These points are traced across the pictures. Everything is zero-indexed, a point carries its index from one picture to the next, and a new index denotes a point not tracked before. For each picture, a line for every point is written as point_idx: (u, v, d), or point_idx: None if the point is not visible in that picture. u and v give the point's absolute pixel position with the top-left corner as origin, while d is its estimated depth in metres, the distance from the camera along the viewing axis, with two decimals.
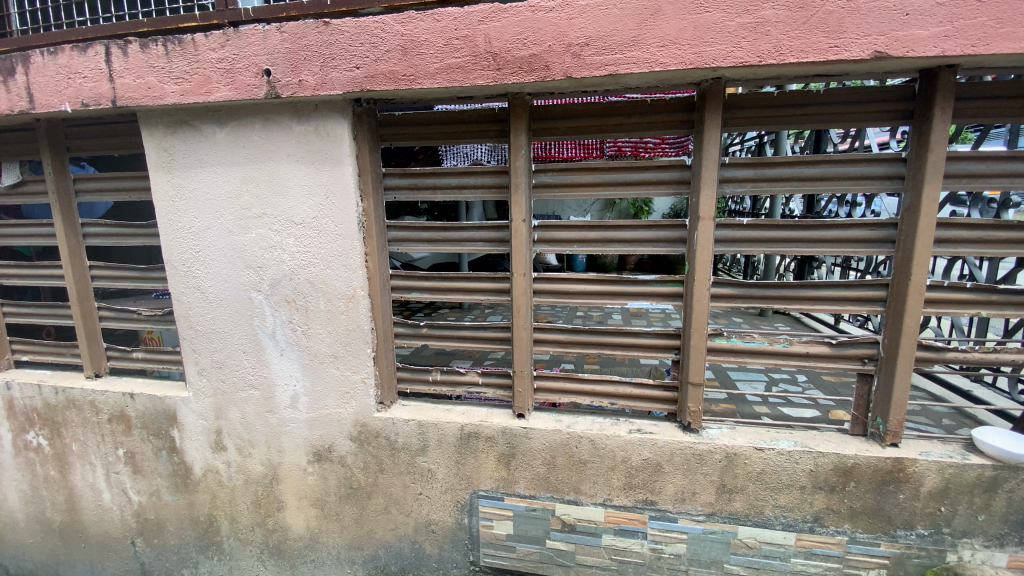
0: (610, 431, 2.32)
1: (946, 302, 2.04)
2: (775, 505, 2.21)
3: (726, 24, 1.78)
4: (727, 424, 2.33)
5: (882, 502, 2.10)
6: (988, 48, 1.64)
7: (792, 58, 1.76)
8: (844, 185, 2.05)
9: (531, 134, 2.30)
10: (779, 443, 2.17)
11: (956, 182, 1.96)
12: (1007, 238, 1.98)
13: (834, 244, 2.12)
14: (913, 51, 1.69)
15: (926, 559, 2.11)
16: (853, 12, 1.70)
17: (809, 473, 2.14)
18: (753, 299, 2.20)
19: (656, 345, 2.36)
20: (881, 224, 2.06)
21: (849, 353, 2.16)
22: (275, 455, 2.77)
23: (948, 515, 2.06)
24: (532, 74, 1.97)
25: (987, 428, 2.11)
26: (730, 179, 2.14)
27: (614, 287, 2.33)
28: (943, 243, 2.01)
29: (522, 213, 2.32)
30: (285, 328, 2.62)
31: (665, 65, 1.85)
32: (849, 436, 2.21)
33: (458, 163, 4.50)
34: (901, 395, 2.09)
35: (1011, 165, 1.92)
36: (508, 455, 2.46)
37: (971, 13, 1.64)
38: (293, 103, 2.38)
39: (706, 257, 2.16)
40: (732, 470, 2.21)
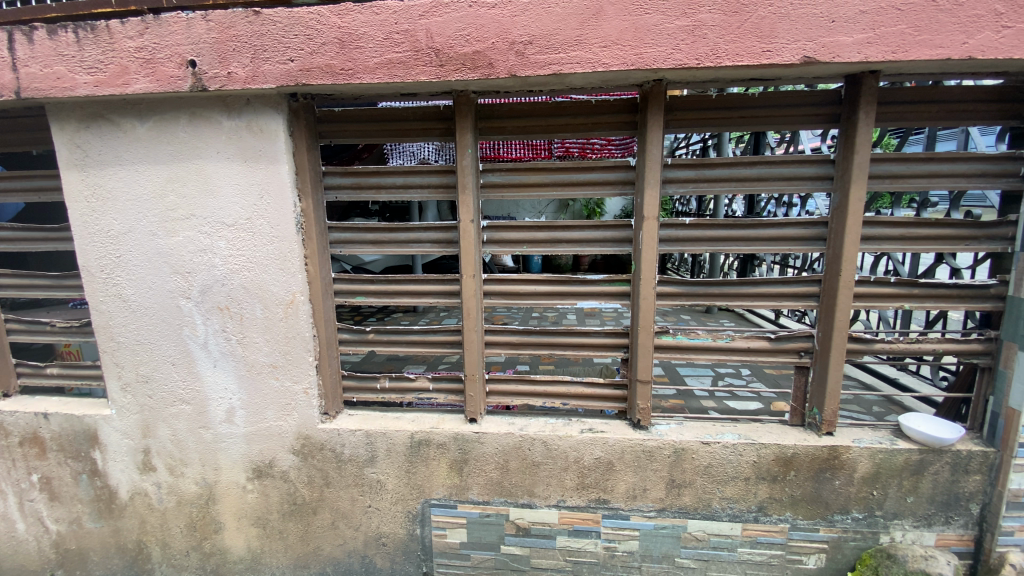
0: (562, 432, 2.31)
1: (874, 296, 2.16)
2: (721, 497, 2.25)
3: (665, 26, 1.80)
4: (675, 420, 2.37)
5: (820, 489, 2.19)
6: (906, 55, 1.73)
7: (728, 62, 1.80)
8: (779, 185, 2.13)
9: (478, 134, 2.25)
10: (724, 436, 2.22)
11: (880, 182, 2.07)
12: (926, 235, 2.10)
13: (773, 242, 2.19)
14: (839, 57, 1.75)
15: (861, 542, 2.21)
16: (784, 18, 1.75)
17: (753, 464, 2.21)
18: (698, 296, 2.26)
19: (606, 344, 2.37)
20: (813, 223, 2.15)
21: (787, 347, 2.25)
22: (211, 473, 2.59)
23: (880, 498, 2.17)
24: (474, 72, 1.93)
25: (914, 414, 2.24)
26: (674, 180, 2.18)
27: (564, 287, 2.34)
28: (869, 240, 2.13)
29: (470, 214, 2.27)
30: (218, 338, 2.45)
31: (608, 66, 1.85)
32: (789, 427, 2.29)
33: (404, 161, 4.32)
34: (835, 387, 2.19)
35: (928, 166, 2.05)
36: (461, 462, 2.40)
37: (890, 21, 1.72)
38: (222, 97, 2.24)
39: (652, 256, 2.19)
40: (681, 465, 2.24)
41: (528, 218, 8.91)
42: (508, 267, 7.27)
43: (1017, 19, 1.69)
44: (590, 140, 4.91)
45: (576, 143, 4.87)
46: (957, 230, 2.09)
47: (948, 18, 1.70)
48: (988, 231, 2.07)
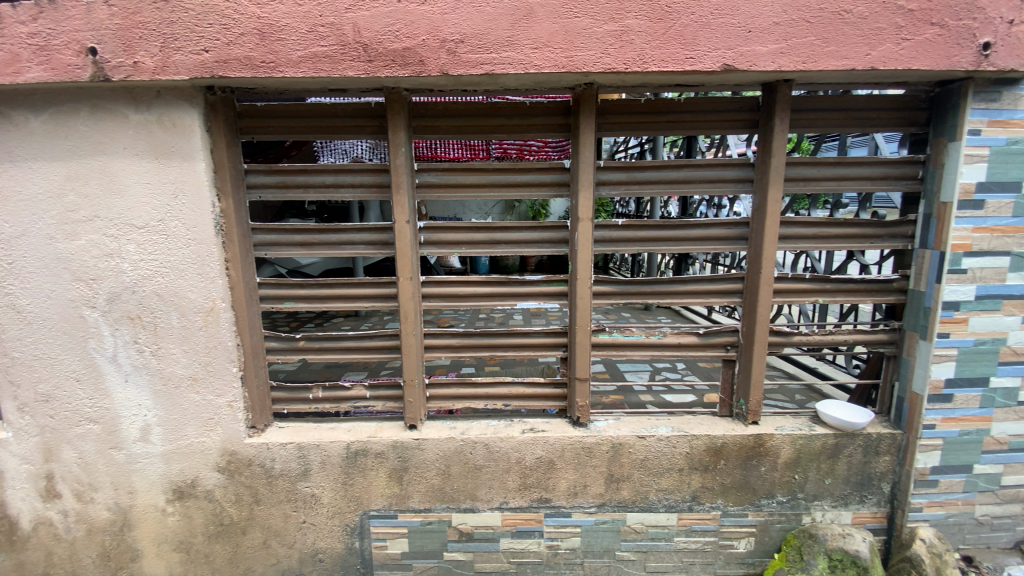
0: (503, 434, 2.30)
1: (791, 291, 2.30)
2: (658, 489, 2.32)
3: (594, 30, 1.83)
4: (613, 415, 2.42)
5: (747, 475, 2.30)
6: (815, 65, 1.85)
7: (654, 67, 1.85)
8: (705, 187, 2.22)
9: (411, 132, 2.19)
10: (658, 430, 2.30)
11: (795, 185, 2.21)
12: (835, 234, 2.26)
13: (701, 242, 2.29)
14: (755, 66, 1.84)
15: (785, 524, 2.35)
16: (705, 26, 1.82)
17: (685, 455, 2.29)
18: (631, 295, 2.32)
19: (545, 344, 2.39)
20: (736, 223, 2.27)
21: (715, 341, 2.36)
22: (125, 497, 2.37)
23: (801, 481, 2.31)
24: (405, 69, 1.88)
25: (830, 401, 2.41)
26: (607, 182, 2.23)
27: (502, 288, 2.34)
28: (786, 239, 2.26)
29: (405, 214, 2.21)
30: (129, 350, 2.25)
31: (539, 68, 1.85)
32: (718, 418, 2.40)
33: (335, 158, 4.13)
34: (759, 378, 2.31)
35: (836, 170, 2.20)
36: (400, 470, 2.33)
37: (801, 33, 1.83)
38: (128, 88, 2.06)
39: (588, 256, 2.23)
40: (619, 460, 2.29)
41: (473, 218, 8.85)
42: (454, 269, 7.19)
43: (914, 32, 1.83)
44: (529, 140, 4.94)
45: (515, 145, 4.88)
46: (863, 229, 2.25)
47: (851, 32, 1.83)
48: (890, 230, 2.26)
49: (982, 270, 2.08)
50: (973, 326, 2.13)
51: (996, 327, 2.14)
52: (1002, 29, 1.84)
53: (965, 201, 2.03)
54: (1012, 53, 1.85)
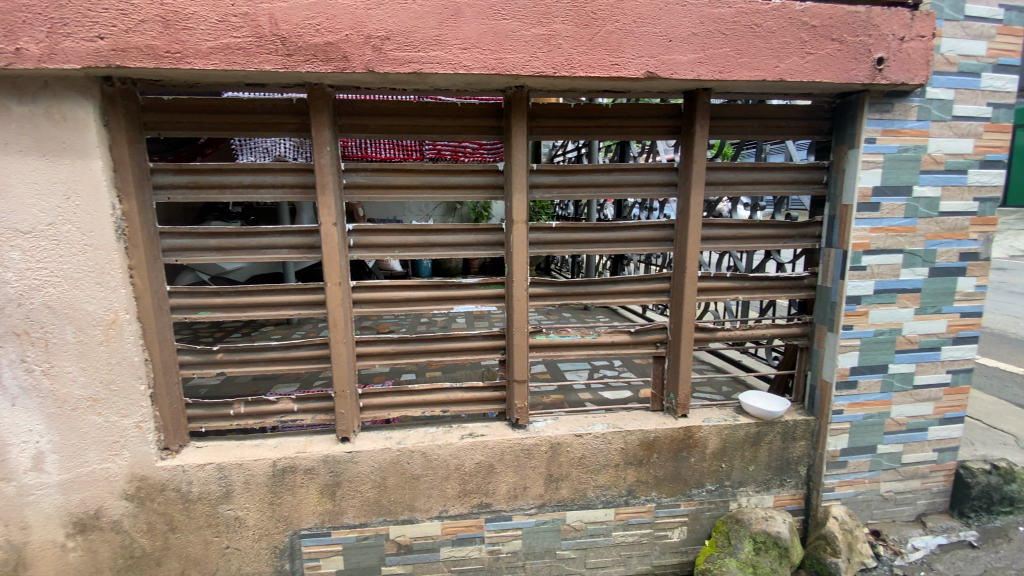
0: (441, 441, 2.25)
1: (715, 289, 2.42)
2: (595, 486, 2.36)
3: (522, 33, 1.83)
4: (551, 416, 2.43)
5: (679, 467, 2.39)
6: (730, 75, 1.95)
7: (581, 72, 1.88)
8: (633, 191, 2.29)
9: (337, 131, 2.10)
10: (594, 427, 2.34)
11: (716, 188, 2.33)
12: (752, 234, 2.40)
13: (631, 243, 2.36)
14: (675, 74, 1.92)
15: (714, 511, 2.46)
16: (629, 34, 1.88)
17: (620, 451, 2.34)
18: (566, 296, 2.36)
19: (483, 347, 2.37)
20: (662, 225, 2.36)
21: (646, 339, 2.44)
22: (14, 535, 2.10)
23: (728, 469, 2.44)
24: (327, 64, 1.80)
25: (752, 392, 2.55)
26: (539, 185, 2.24)
27: (437, 292, 2.29)
28: (708, 240, 2.38)
29: (331, 217, 2.12)
30: (15, 370, 2.01)
31: (468, 69, 1.83)
32: (650, 413, 2.48)
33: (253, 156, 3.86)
34: (687, 372, 2.41)
35: (752, 174, 2.34)
36: (333, 485, 2.23)
37: (717, 44, 1.92)
38: (8, 76, 1.84)
39: (523, 259, 2.23)
40: (557, 459, 2.31)
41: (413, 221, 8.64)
42: (395, 272, 7.01)
43: (816, 47, 1.98)
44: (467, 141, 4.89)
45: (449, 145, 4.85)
46: (777, 230, 2.41)
47: (762, 45, 1.95)
48: (801, 230, 2.43)
49: (879, 267, 2.28)
50: (873, 318, 2.33)
51: (893, 319, 2.34)
52: (893, 45, 2.02)
53: (863, 204, 2.21)
54: (902, 69, 2.04)
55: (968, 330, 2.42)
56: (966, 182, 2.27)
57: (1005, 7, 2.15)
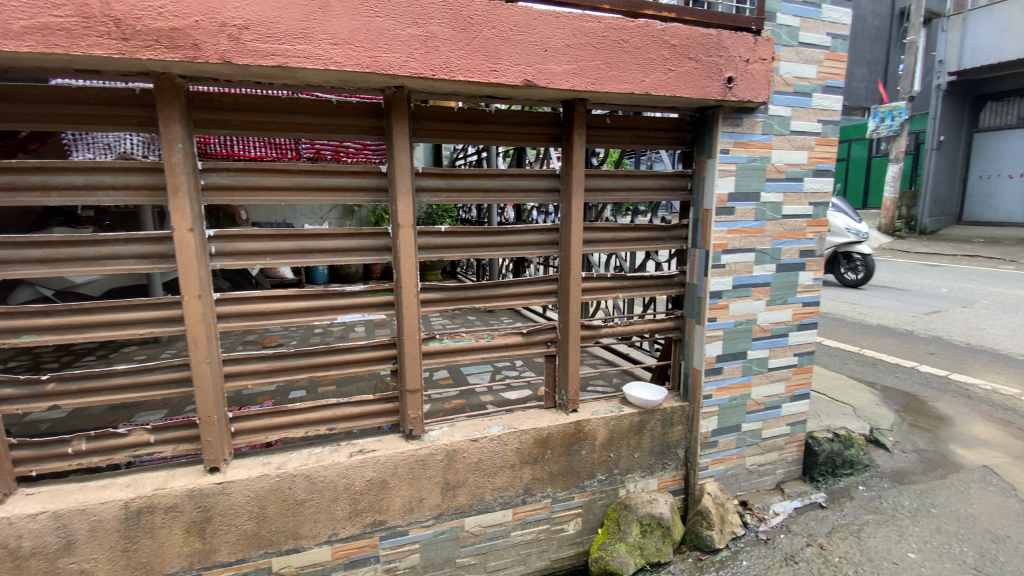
0: (327, 461, 2.11)
1: (598, 288, 2.56)
2: (492, 488, 2.36)
3: (397, 32, 1.78)
4: (447, 423, 2.39)
5: (572, 460, 2.48)
6: (602, 86, 2.06)
7: (459, 76, 1.87)
8: (519, 196, 2.34)
9: (192, 126, 1.90)
10: (489, 430, 2.33)
11: (595, 194, 2.45)
12: (629, 237, 2.57)
13: (519, 247, 2.40)
14: (551, 83, 1.98)
15: (606, 500, 2.57)
16: (506, 41, 1.90)
17: (516, 451, 2.36)
18: (457, 301, 2.33)
19: (372, 357, 2.26)
20: (548, 229, 2.43)
21: (537, 339, 2.50)
22: None
23: (616, 458, 2.57)
24: (174, 52, 1.61)
25: (635, 384, 2.72)
26: (425, 188, 2.20)
27: (318, 301, 2.15)
28: (590, 243, 2.50)
29: (187, 222, 1.90)
30: None
31: (340, 66, 1.74)
32: (544, 410, 2.54)
33: (88, 152, 3.34)
34: (575, 369, 2.51)
35: (627, 181, 2.50)
36: (201, 522, 2.00)
37: (589, 57, 2.02)
38: None
39: (410, 264, 2.18)
40: (453, 466, 2.27)
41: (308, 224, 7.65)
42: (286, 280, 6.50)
43: (677, 64, 2.16)
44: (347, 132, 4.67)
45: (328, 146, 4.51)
46: (651, 232, 2.60)
47: (629, 59, 2.08)
48: (671, 232, 2.64)
49: (735, 264, 2.54)
50: (733, 310, 2.59)
51: (749, 310, 2.63)
52: (740, 66, 2.26)
53: (720, 208, 2.46)
54: (748, 88, 2.29)
55: (809, 317, 2.79)
56: (803, 188, 2.61)
57: (832, 35, 2.51)
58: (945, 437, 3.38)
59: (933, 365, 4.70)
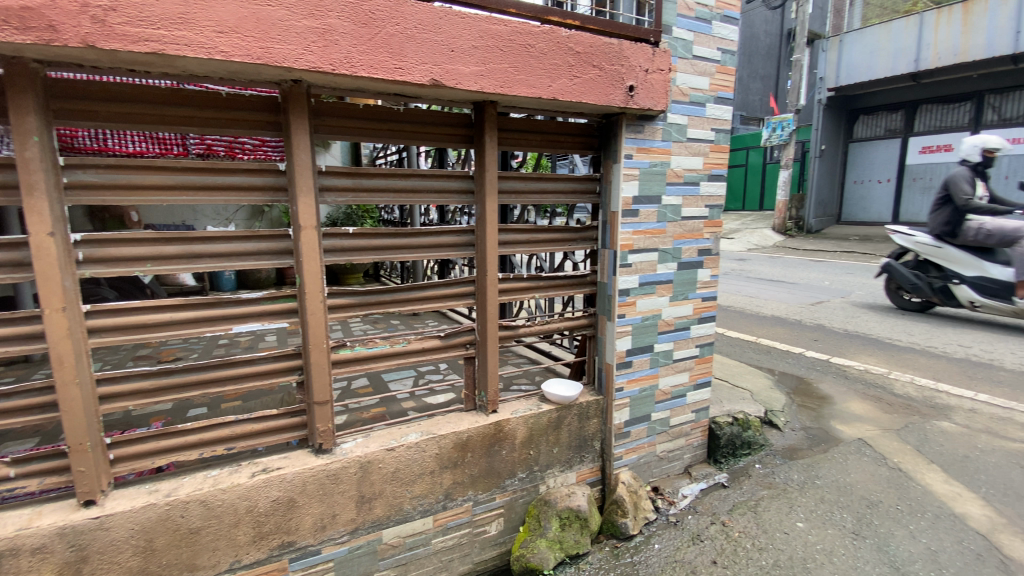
0: (226, 483, 1.95)
1: (515, 289, 2.58)
2: (411, 497, 2.30)
3: (292, 23, 1.68)
4: (361, 434, 2.30)
5: (492, 461, 2.48)
6: (510, 89, 2.08)
7: (362, 72, 1.81)
8: (431, 197, 2.30)
9: (52, 118, 1.67)
10: (407, 438, 2.28)
11: (508, 196, 2.47)
12: (543, 238, 2.62)
13: (433, 249, 2.36)
14: (459, 84, 1.97)
15: (527, 498, 2.60)
16: (410, 39, 1.87)
17: (435, 456, 2.32)
18: (369, 306, 2.25)
19: (275, 369, 2.11)
20: (462, 231, 2.41)
21: (455, 342, 2.48)
22: None
23: (536, 456, 2.61)
24: (23, 32, 1.41)
25: (553, 381, 2.78)
26: (330, 188, 2.10)
27: (212, 310, 1.98)
28: (505, 244, 2.52)
29: (47, 225, 1.66)
30: None
31: (227, 56, 1.62)
32: (464, 413, 2.53)
33: None
34: (494, 370, 2.51)
35: (539, 183, 2.55)
36: (75, 564, 1.77)
37: (496, 59, 2.03)
38: None
39: (315, 268, 2.06)
40: (368, 478, 2.19)
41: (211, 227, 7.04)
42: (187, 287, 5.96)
43: (581, 71, 2.24)
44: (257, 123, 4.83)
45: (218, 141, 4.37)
46: (564, 234, 2.67)
47: (535, 64, 2.12)
48: (583, 234, 2.72)
49: (641, 263, 2.68)
50: (640, 307, 2.73)
51: (655, 306, 2.78)
52: (641, 76, 2.38)
53: (626, 210, 2.58)
54: (648, 96, 2.42)
55: (708, 310, 3.01)
56: (699, 192, 2.80)
57: (721, 50, 2.72)
58: (827, 415, 3.78)
59: (817, 351, 5.24)
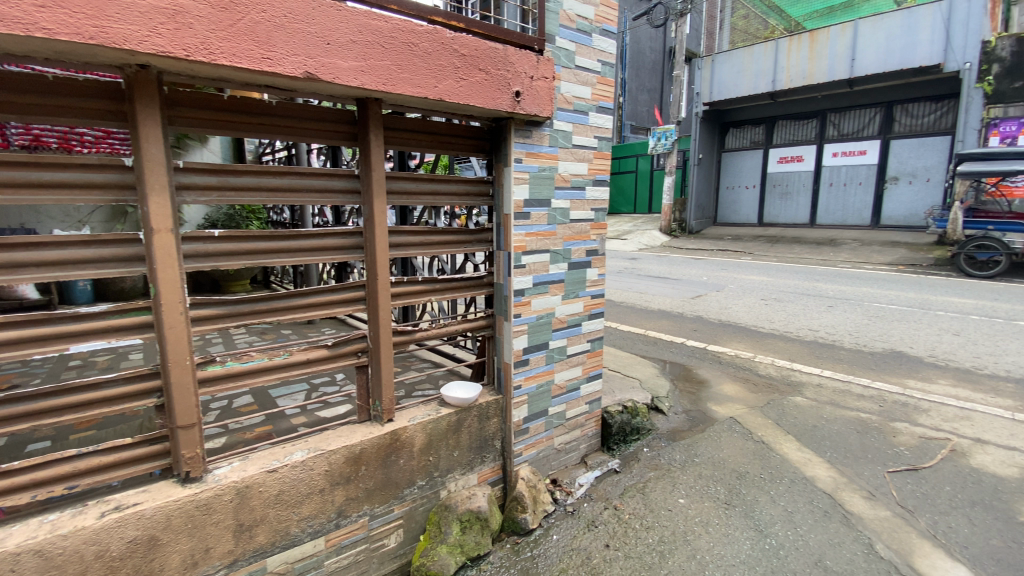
0: (67, 528, 1.68)
1: (409, 292, 2.49)
2: (298, 519, 2.15)
3: (134, 1, 1.49)
4: (238, 457, 2.11)
5: (388, 472, 2.40)
6: (392, 87, 2.03)
7: (223, 61, 1.66)
8: (312, 197, 2.16)
9: None
10: (292, 456, 2.12)
11: (398, 197, 2.39)
12: (437, 241, 2.58)
13: (317, 253, 2.22)
14: (337, 79, 1.89)
15: (427, 505, 2.56)
16: (280, 28, 1.74)
17: (324, 473, 2.19)
18: (243, 316, 2.07)
19: (129, 393, 1.85)
20: (349, 233, 2.30)
21: (345, 351, 2.35)
22: None
23: (436, 461, 2.58)
24: None
25: (453, 384, 2.77)
26: (190, 186, 1.89)
27: (42, 329, 1.69)
28: (396, 247, 2.44)
29: None
30: None
31: (50, 33, 1.40)
32: (357, 425, 2.42)
33: None
34: (388, 378, 2.43)
35: (430, 185, 2.50)
36: None
37: (378, 55, 1.97)
38: None
39: (175, 276, 1.84)
40: (248, 504, 2.01)
41: (60, 231, 6.01)
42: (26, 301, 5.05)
43: (467, 74, 2.25)
44: (85, 131, 4.80)
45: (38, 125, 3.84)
46: (458, 235, 2.66)
47: (419, 63, 2.09)
48: (477, 236, 2.73)
49: (534, 264, 2.76)
50: (534, 306, 2.81)
51: (548, 305, 2.88)
52: (526, 82, 2.45)
53: (518, 213, 2.63)
54: (534, 102, 2.49)
55: (597, 307, 3.18)
56: (585, 196, 2.95)
57: (601, 62, 2.88)
58: (704, 398, 4.17)
59: (696, 340, 5.77)
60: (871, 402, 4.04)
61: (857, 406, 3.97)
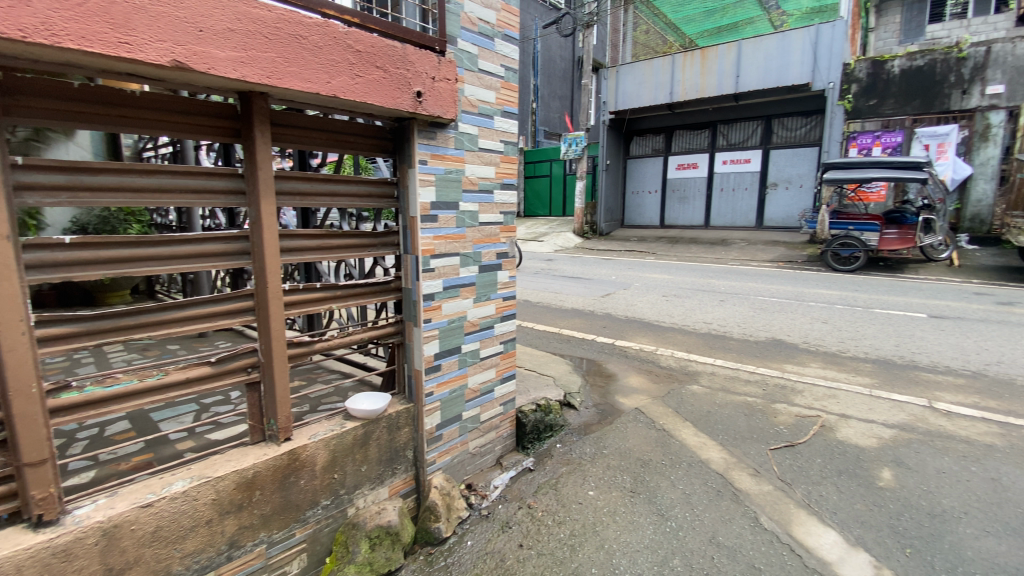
0: None
1: (306, 300, 2.34)
2: (181, 557, 1.94)
3: None
4: (104, 494, 1.86)
5: (287, 495, 2.24)
6: (279, 81, 1.90)
7: (69, 43, 1.45)
8: (188, 198, 1.96)
9: None
10: (171, 488, 1.91)
11: (291, 198, 2.23)
12: (338, 245, 2.44)
13: (193, 260, 2.01)
14: (213, 70, 1.73)
15: (333, 524, 2.43)
16: (141, 10, 1.56)
17: (212, 503, 1.99)
18: (105, 336, 1.83)
19: None
20: (234, 238, 2.11)
21: (232, 367, 2.15)
22: None
23: (341, 478, 2.45)
24: None
25: (359, 396, 2.66)
26: (32, 186, 1.63)
27: None
28: (291, 251, 2.26)
29: None
30: None
31: None
32: (250, 447, 2.23)
33: None
34: (282, 394, 2.26)
35: (328, 186, 2.36)
36: None
37: (260, 46, 1.83)
38: None
39: (12, 290, 1.58)
40: (117, 546, 1.78)
41: None
42: None
43: (363, 71, 2.17)
44: None
45: None
46: (360, 239, 2.54)
47: (309, 57, 1.98)
48: (382, 239, 2.62)
49: (443, 267, 2.72)
50: (445, 310, 2.76)
51: (458, 309, 2.85)
52: (428, 82, 2.40)
53: (423, 216, 2.58)
54: (436, 104, 2.46)
55: (508, 308, 3.20)
56: (493, 199, 2.96)
57: (504, 67, 2.91)
58: (613, 392, 4.36)
59: (606, 336, 6.03)
60: (756, 386, 4.47)
61: (745, 391, 4.37)
